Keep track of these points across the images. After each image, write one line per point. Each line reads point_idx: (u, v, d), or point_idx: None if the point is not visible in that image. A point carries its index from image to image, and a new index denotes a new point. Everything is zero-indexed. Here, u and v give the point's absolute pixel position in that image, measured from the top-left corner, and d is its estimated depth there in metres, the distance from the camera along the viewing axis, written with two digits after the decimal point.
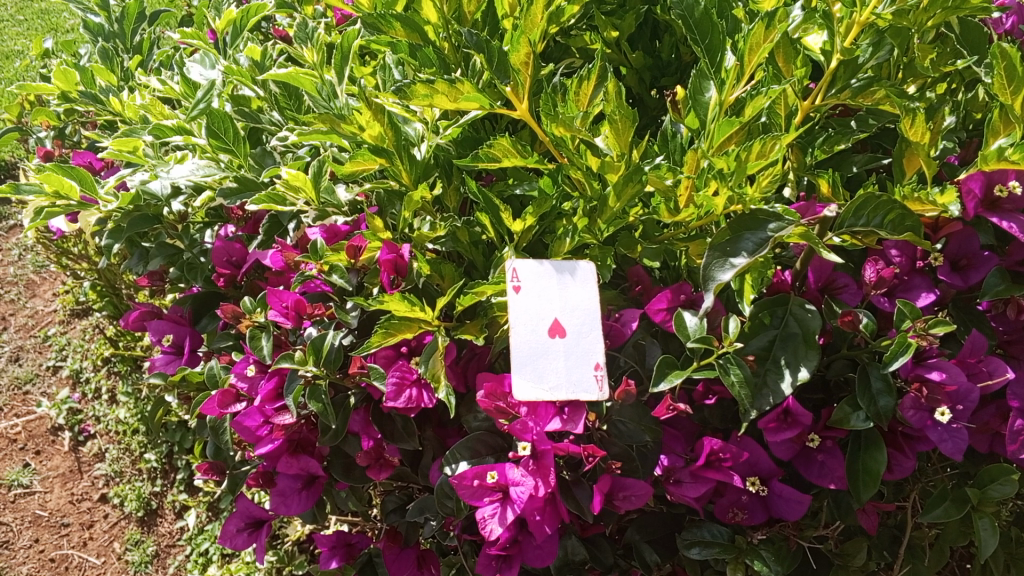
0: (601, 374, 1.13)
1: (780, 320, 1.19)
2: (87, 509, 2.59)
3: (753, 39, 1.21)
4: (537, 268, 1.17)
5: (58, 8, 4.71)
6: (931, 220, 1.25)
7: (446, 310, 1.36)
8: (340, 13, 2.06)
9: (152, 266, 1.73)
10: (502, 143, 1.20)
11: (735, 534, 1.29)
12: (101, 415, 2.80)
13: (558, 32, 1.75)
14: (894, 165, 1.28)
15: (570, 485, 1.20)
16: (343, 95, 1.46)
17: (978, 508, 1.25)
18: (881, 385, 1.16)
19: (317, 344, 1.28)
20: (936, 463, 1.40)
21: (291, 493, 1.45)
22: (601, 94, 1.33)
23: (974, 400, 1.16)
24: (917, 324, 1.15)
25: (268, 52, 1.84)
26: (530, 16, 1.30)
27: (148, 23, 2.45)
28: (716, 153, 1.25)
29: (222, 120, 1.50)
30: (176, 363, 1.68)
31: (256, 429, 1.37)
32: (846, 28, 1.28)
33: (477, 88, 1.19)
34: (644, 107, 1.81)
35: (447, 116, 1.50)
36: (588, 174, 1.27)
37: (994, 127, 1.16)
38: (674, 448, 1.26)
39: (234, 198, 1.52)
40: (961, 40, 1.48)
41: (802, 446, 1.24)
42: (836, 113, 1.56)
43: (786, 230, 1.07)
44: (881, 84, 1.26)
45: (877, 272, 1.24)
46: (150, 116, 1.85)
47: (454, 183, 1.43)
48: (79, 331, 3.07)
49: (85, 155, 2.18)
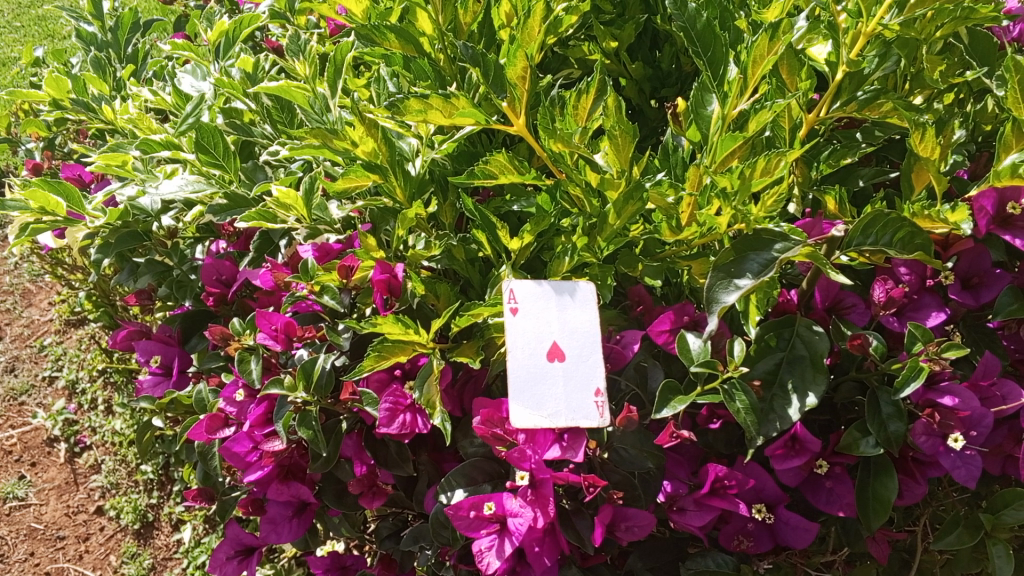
0: (602, 400, 1.09)
1: (786, 341, 1.15)
2: (83, 521, 2.55)
3: (757, 51, 1.18)
4: (533, 290, 1.13)
5: (54, 14, 4.67)
6: (942, 237, 1.20)
7: (441, 331, 1.32)
8: (333, 23, 2.02)
9: (142, 283, 1.70)
10: (499, 159, 1.17)
11: (741, 564, 1.24)
12: (98, 426, 2.76)
13: (556, 43, 1.72)
14: (903, 180, 1.24)
15: (570, 514, 1.17)
16: (336, 109, 1.43)
17: (991, 534, 1.21)
18: (892, 409, 1.12)
19: (307, 369, 1.24)
20: (946, 487, 1.35)
21: (281, 520, 1.41)
22: (601, 108, 1.30)
23: (988, 425, 1.12)
24: (929, 348, 1.11)
25: (260, 63, 1.77)
26: (528, 28, 1.27)
27: (141, 32, 2.40)
28: (719, 169, 1.22)
29: (211, 134, 1.47)
30: (164, 384, 1.64)
31: (245, 455, 1.32)
32: (852, 39, 1.24)
33: (473, 104, 1.16)
34: (644, 118, 1.78)
35: (443, 131, 1.46)
36: (588, 191, 1.24)
37: (1006, 141, 1.12)
38: (677, 473, 1.21)
39: (223, 215, 1.47)
40: (970, 51, 1.42)
41: (810, 473, 1.19)
42: (841, 124, 1.49)
43: (792, 250, 1.03)
44: (888, 96, 1.21)
45: (886, 292, 1.19)
46: (138, 129, 1.79)
47: (449, 198, 1.38)
48: (75, 341, 3.03)
49: (75, 167, 2.14)
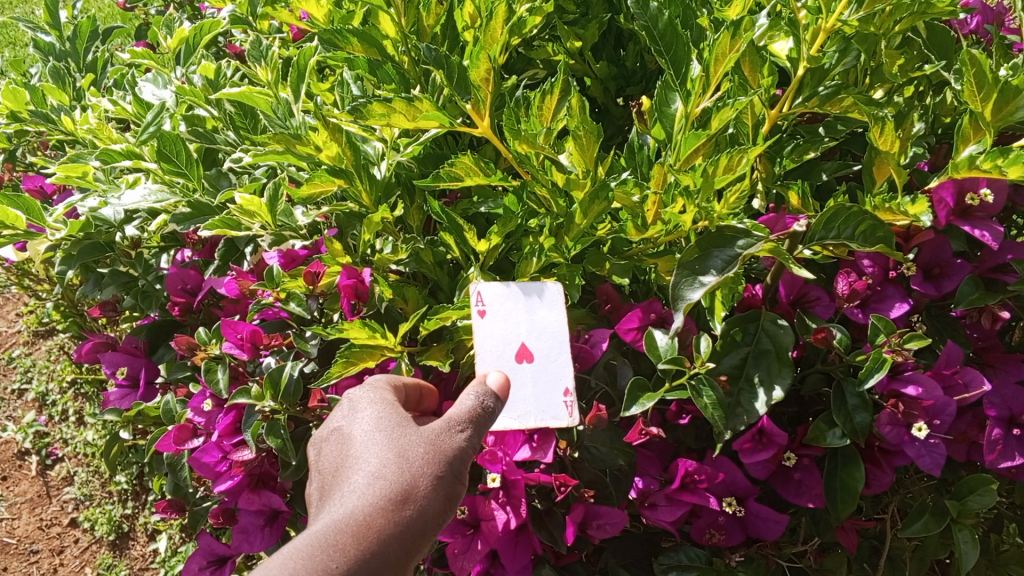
0: (571, 400, 1.10)
1: (752, 336, 1.16)
2: (56, 534, 2.52)
3: (719, 49, 1.19)
4: (499, 292, 1.13)
5: (14, 22, 4.60)
6: (903, 229, 1.22)
7: (410, 334, 1.32)
8: (296, 27, 2.00)
9: (106, 294, 1.70)
10: (464, 161, 1.18)
11: (713, 557, 1.25)
12: (69, 438, 2.72)
13: (520, 43, 1.72)
14: (865, 173, 1.24)
15: (543, 515, 1.17)
16: (299, 113, 1.41)
17: (957, 520, 1.22)
18: (857, 400, 1.14)
19: (273, 378, 1.23)
20: (915, 475, 1.36)
21: (253, 529, 1.39)
22: (566, 107, 1.29)
23: (951, 413, 1.14)
24: (892, 339, 1.13)
25: (221, 69, 1.75)
26: (489, 31, 1.27)
27: (102, 39, 2.37)
28: (683, 166, 1.22)
29: (173, 142, 1.45)
30: (131, 396, 1.62)
31: (215, 465, 1.33)
32: (813, 35, 1.26)
33: (437, 107, 1.15)
34: (610, 117, 1.78)
35: (407, 134, 1.46)
36: (554, 191, 1.25)
37: (965, 133, 1.14)
38: (648, 469, 1.21)
39: (186, 224, 1.47)
40: (928, 44, 1.45)
41: (778, 465, 1.20)
42: (804, 119, 1.52)
43: (754, 246, 1.04)
44: (848, 91, 1.24)
45: (849, 284, 1.21)
46: (97, 139, 1.76)
47: (416, 202, 1.39)
48: (44, 352, 2.98)
49: (37, 178, 2.11)
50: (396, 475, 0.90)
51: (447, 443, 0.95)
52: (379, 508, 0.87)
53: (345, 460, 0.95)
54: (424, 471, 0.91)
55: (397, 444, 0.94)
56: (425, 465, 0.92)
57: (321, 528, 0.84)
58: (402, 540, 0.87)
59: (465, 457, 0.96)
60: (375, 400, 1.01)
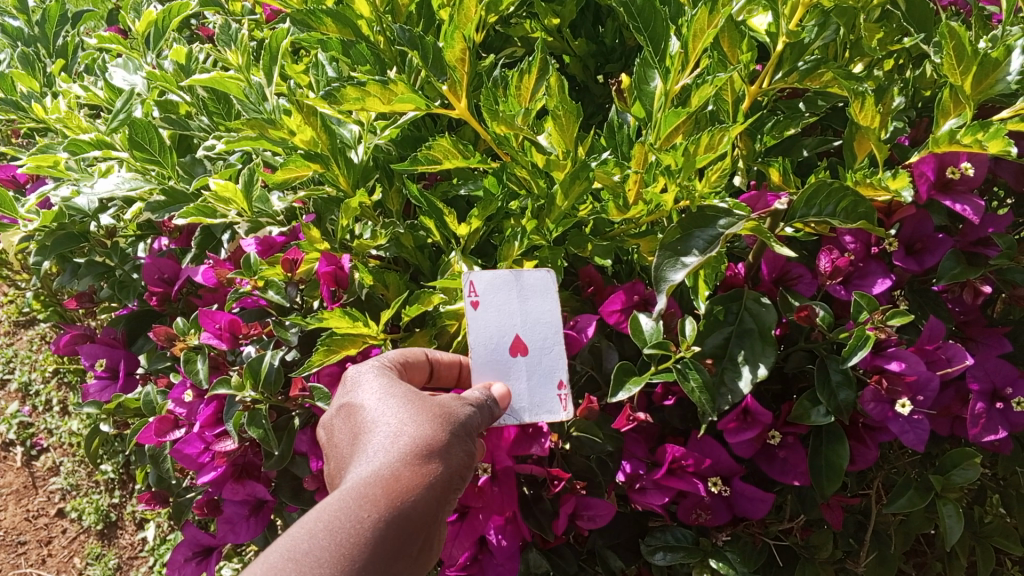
0: (565, 393, 1.10)
1: (734, 316, 1.16)
2: (44, 525, 2.50)
3: (697, 25, 1.17)
4: (493, 283, 1.10)
5: None
6: (885, 205, 1.20)
7: (393, 320, 1.31)
8: (270, 8, 1.97)
9: (83, 285, 1.68)
10: (442, 144, 1.15)
11: (700, 537, 1.25)
12: (53, 428, 2.70)
13: (497, 21, 1.70)
14: (845, 148, 1.23)
15: (530, 502, 1.18)
16: (273, 98, 1.39)
17: (942, 494, 1.23)
18: (841, 377, 1.14)
19: (253, 367, 1.21)
20: (899, 450, 1.37)
21: (238, 519, 1.39)
22: (544, 87, 1.28)
23: (934, 388, 1.14)
24: (875, 316, 1.12)
25: (193, 53, 1.72)
26: (462, 10, 1.26)
27: (72, 24, 2.32)
28: (663, 146, 1.21)
29: (146, 129, 1.42)
30: (110, 388, 1.60)
31: (197, 456, 1.32)
32: (791, 9, 1.25)
33: (412, 89, 1.13)
34: (590, 94, 1.76)
35: (384, 116, 1.44)
36: (534, 172, 1.23)
37: (944, 107, 1.13)
38: (636, 451, 1.21)
39: (161, 212, 1.44)
40: (907, 16, 1.43)
41: (763, 443, 1.20)
42: (784, 94, 1.50)
43: (737, 225, 1.03)
44: (828, 66, 1.22)
45: (831, 261, 1.20)
46: (68, 127, 1.73)
47: (394, 185, 1.35)
48: (25, 343, 2.95)
49: (9, 167, 2.07)
50: (416, 432, 0.91)
51: (458, 406, 0.97)
52: (405, 462, 0.88)
53: (359, 426, 0.95)
54: (442, 428, 0.93)
55: (412, 407, 0.95)
56: (442, 423, 0.93)
57: (351, 486, 0.85)
58: (431, 492, 0.88)
59: (476, 420, 0.98)
60: (381, 371, 1.02)
